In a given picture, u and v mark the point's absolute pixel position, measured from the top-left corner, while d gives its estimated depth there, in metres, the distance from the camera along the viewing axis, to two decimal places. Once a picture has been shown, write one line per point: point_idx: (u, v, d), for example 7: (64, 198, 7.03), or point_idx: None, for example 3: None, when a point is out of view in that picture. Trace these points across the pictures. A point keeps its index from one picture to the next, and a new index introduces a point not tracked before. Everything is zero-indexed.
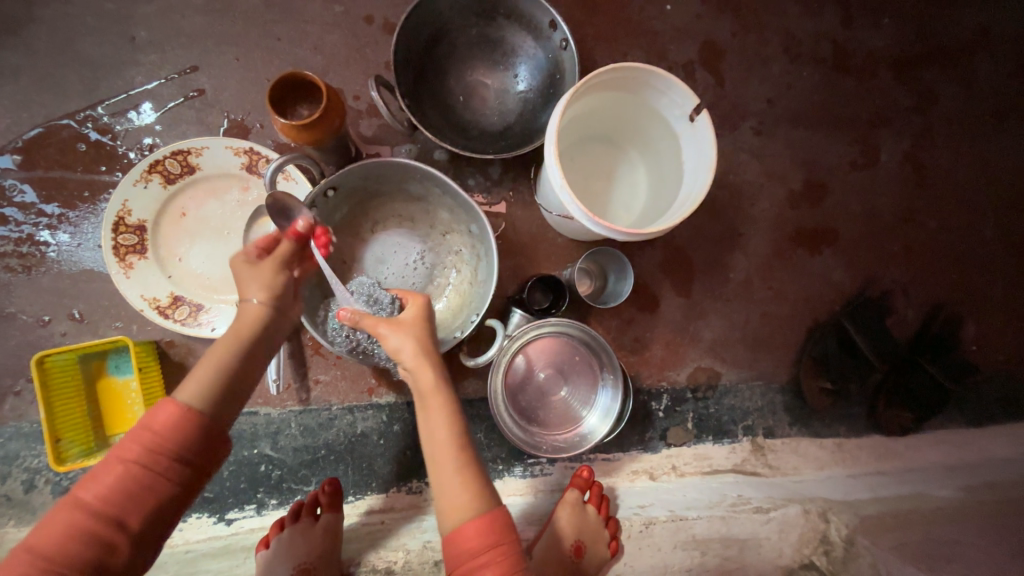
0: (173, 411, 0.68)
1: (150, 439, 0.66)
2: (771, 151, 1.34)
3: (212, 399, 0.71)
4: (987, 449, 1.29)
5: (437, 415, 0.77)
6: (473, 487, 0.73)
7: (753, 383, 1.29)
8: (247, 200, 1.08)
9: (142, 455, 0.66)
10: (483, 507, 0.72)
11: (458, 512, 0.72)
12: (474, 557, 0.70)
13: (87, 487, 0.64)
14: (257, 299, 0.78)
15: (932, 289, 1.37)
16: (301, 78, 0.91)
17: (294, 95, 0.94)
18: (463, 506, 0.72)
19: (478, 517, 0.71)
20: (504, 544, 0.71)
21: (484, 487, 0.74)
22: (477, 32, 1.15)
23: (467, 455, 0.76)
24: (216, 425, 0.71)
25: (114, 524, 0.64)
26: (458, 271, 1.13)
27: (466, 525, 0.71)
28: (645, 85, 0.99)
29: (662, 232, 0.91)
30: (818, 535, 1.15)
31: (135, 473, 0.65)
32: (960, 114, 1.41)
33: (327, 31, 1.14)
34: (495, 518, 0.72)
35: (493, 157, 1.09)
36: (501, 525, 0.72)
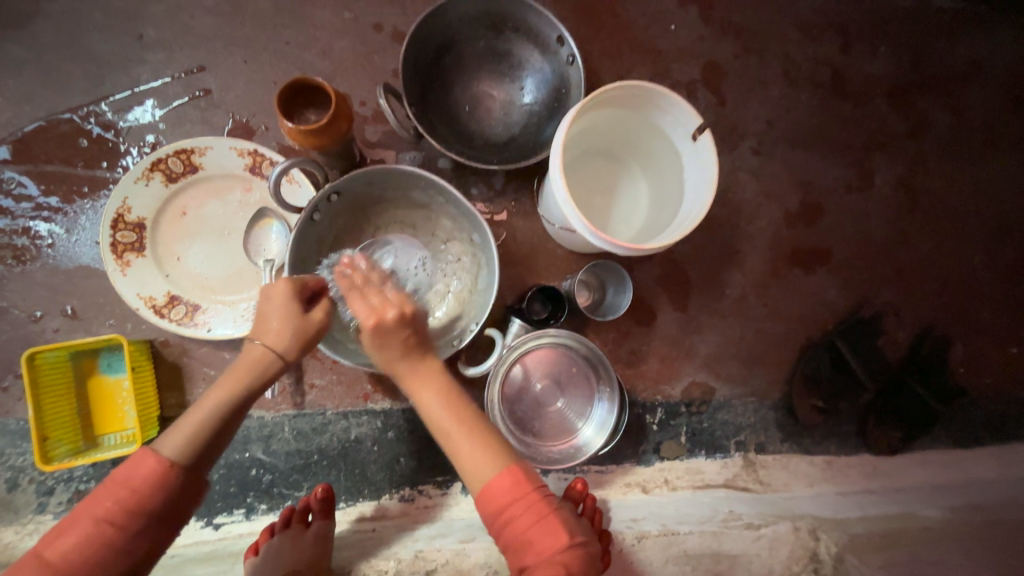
0: (155, 467, 0.69)
1: (123, 496, 0.68)
2: (768, 171, 1.37)
3: (197, 452, 0.72)
4: (973, 470, 1.31)
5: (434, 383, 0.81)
6: (485, 445, 0.76)
7: (747, 399, 1.31)
8: (249, 201, 1.08)
9: (113, 513, 0.67)
10: (501, 460, 0.75)
11: (479, 468, 0.74)
12: (508, 508, 0.71)
13: (54, 542, 0.66)
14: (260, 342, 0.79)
15: (922, 311, 1.39)
16: (310, 83, 0.92)
17: (303, 98, 0.94)
18: (480, 462, 0.75)
19: (501, 470, 0.73)
20: (530, 490, 0.73)
21: (500, 444, 0.77)
22: (484, 44, 1.17)
23: (464, 402, 0.81)
24: (192, 479, 0.72)
25: None
26: (458, 279, 1.13)
27: (492, 480, 0.73)
28: (649, 103, 1.01)
29: (662, 248, 0.93)
30: (808, 553, 1.14)
31: (108, 531, 0.67)
32: (952, 142, 1.45)
33: (336, 37, 1.15)
34: (516, 470, 0.73)
35: (497, 167, 1.10)
36: (524, 474, 0.74)
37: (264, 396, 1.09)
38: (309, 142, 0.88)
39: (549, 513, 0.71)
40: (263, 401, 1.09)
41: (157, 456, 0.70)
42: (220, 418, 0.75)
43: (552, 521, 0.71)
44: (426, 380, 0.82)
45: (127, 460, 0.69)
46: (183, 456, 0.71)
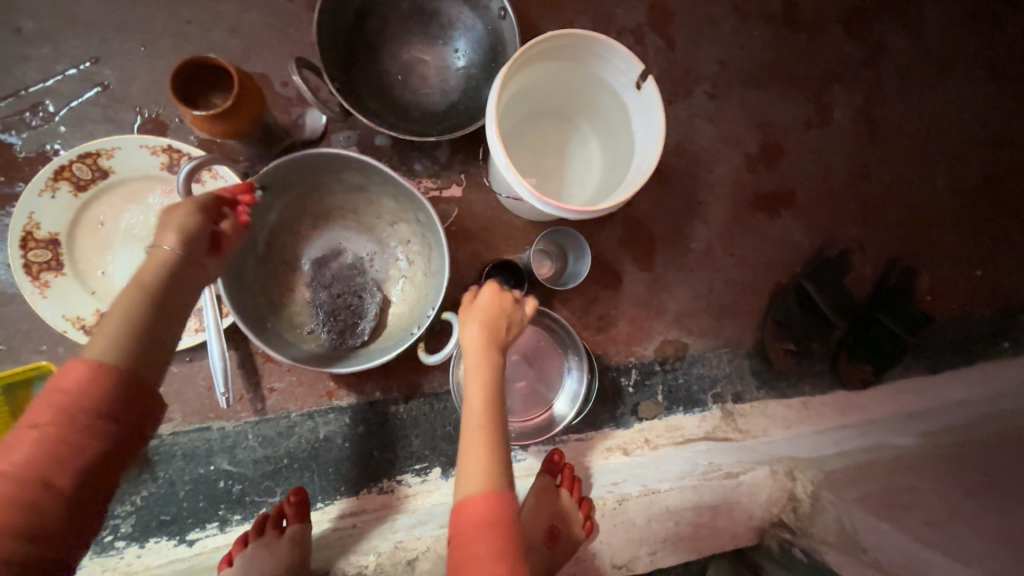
0: (85, 368, 0.59)
1: (61, 399, 0.58)
2: (725, 115, 1.31)
3: (130, 350, 0.62)
4: (943, 394, 1.33)
5: (478, 384, 0.74)
6: (490, 468, 0.68)
7: (720, 350, 1.30)
8: (171, 203, 0.99)
9: (55, 416, 0.57)
10: (496, 487, 0.67)
11: (467, 484, 0.67)
12: (473, 533, 0.64)
13: (1, 457, 0.56)
14: (167, 243, 0.69)
15: (888, 243, 1.39)
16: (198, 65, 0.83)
17: (196, 86, 0.86)
18: (474, 481, 0.67)
19: (484, 493, 0.66)
20: (505, 525, 0.65)
21: (503, 471, 0.69)
22: (409, 5, 1.07)
23: (501, 421, 0.73)
24: (140, 374, 0.62)
25: (40, 487, 0.55)
26: (409, 264, 1.08)
27: (472, 498, 0.66)
28: (589, 54, 0.94)
29: (613, 208, 0.89)
30: (785, 493, 1.15)
31: (53, 436, 0.57)
32: (910, 66, 1.41)
33: (243, 10, 1.04)
34: (501, 499, 0.66)
35: (437, 139, 1.03)
36: (507, 508, 0.66)
37: (221, 406, 1.04)
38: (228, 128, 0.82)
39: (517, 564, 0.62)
40: (221, 411, 1.05)
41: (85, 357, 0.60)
42: (151, 311, 0.65)
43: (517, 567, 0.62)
44: (473, 378, 0.75)
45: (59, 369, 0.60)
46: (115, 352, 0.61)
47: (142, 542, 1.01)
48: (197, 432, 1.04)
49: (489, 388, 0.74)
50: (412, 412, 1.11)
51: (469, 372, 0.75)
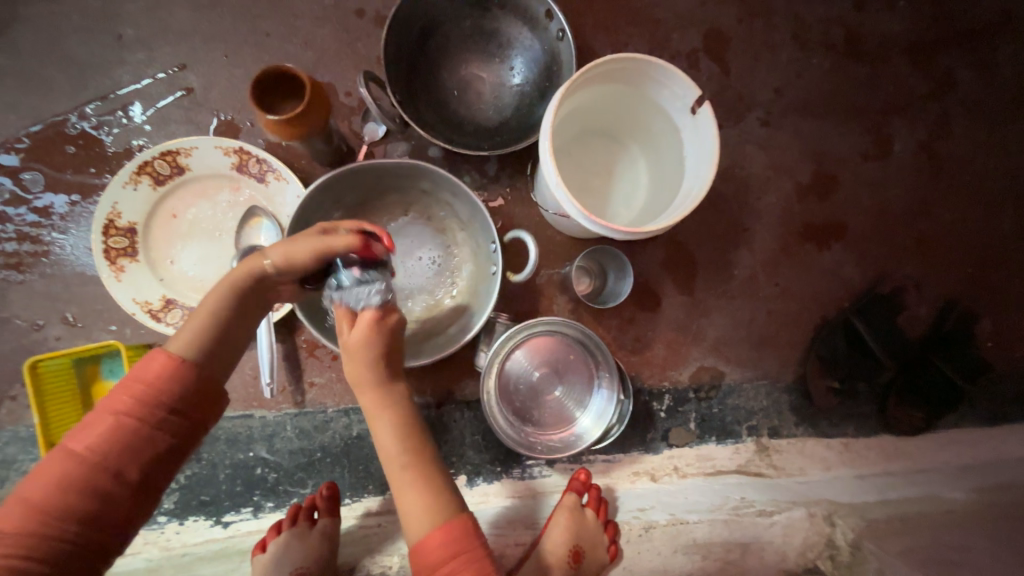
0: (167, 363, 0.72)
1: (142, 390, 0.70)
2: (778, 143, 1.29)
3: (206, 352, 0.76)
4: (1002, 449, 1.24)
5: (388, 424, 0.75)
6: (431, 499, 0.72)
7: (759, 382, 1.26)
8: (237, 201, 1.06)
9: (134, 405, 0.69)
10: (445, 514, 0.71)
11: (417, 525, 0.71)
12: (442, 566, 0.68)
13: (78, 437, 0.68)
14: (269, 260, 0.78)
15: (947, 283, 1.32)
16: (260, 83, 0.89)
17: (263, 96, 0.90)
18: (422, 519, 0.71)
19: (441, 525, 0.70)
20: (469, 550, 0.69)
21: (448, 494, 0.73)
22: (470, 24, 1.12)
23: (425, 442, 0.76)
24: (207, 374, 0.75)
25: (110, 471, 0.67)
26: (444, 231, 1.11)
27: (429, 535, 0.69)
28: (645, 77, 0.95)
29: (661, 231, 0.88)
30: (822, 539, 1.12)
31: (127, 424, 0.69)
32: (979, 101, 1.35)
33: (317, 25, 1.11)
34: (452, 526, 0.70)
35: (488, 153, 1.05)
36: (461, 530, 0.70)
37: (264, 396, 1.09)
38: (313, 120, 0.87)
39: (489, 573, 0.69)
40: (263, 401, 1.09)
41: (167, 353, 0.73)
42: (226, 321, 0.78)
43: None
44: (377, 416, 0.75)
45: (140, 360, 0.72)
46: (195, 353, 0.75)
47: (183, 520, 1.06)
48: (239, 419, 1.09)
49: (397, 423, 0.75)
50: (443, 418, 1.14)
51: (368, 411, 0.76)
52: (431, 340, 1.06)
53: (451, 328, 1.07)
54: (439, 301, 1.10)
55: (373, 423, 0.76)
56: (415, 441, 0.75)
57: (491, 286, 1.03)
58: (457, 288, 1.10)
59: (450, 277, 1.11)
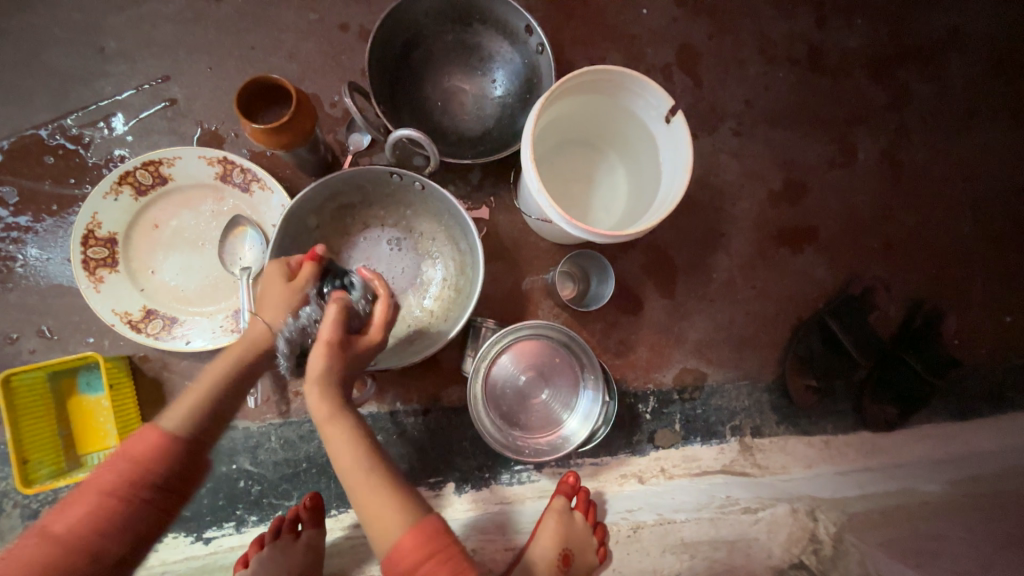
0: (159, 441, 0.69)
1: (130, 468, 0.67)
2: (750, 151, 1.35)
3: (198, 426, 0.73)
4: (973, 442, 1.28)
5: (341, 436, 0.76)
6: (400, 503, 0.72)
7: (740, 382, 1.29)
8: (221, 210, 1.06)
9: (122, 484, 0.66)
10: (412, 517, 0.71)
11: (388, 532, 0.70)
12: (416, 570, 0.68)
13: (59, 518, 0.64)
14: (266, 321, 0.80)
15: (913, 284, 1.38)
16: (261, 84, 0.90)
17: (262, 98, 0.92)
18: (392, 526, 0.71)
19: (409, 530, 0.70)
20: (441, 546, 0.70)
21: (411, 500, 0.74)
22: (453, 38, 1.15)
23: (378, 460, 0.76)
24: (197, 449, 0.72)
25: (88, 553, 0.63)
26: (367, 227, 1.12)
27: (402, 540, 0.69)
28: (620, 88, 1.00)
29: (640, 233, 0.91)
30: (806, 534, 1.15)
31: (111, 503, 0.65)
32: (935, 111, 1.43)
33: (302, 38, 1.13)
34: (423, 526, 0.70)
35: (471, 161, 1.09)
36: (432, 531, 0.71)
37: (248, 406, 1.07)
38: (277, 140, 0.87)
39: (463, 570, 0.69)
40: (247, 411, 1.08)
41: (162, 430, 0.70)
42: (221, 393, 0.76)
43: None
44: (335, 436, 0.76)
45: (132, 433, 0.69)
46: (187, 428, 0.72)
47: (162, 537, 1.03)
48: None
49: (348, 435, 0.76)
50: (432, 424, 1.14)
51: (327, 434, 0.76)
52: (467, 268, 1.09)
53: (459, 244, 1.10)
54: (436, 253, 1.13)
55: (328, 437, 0.76)
56: (369, 447, 0.77)
57: (432, 194, 1.05)
58: (424, 230, 1.13)
59: (413, 235, 1.13)
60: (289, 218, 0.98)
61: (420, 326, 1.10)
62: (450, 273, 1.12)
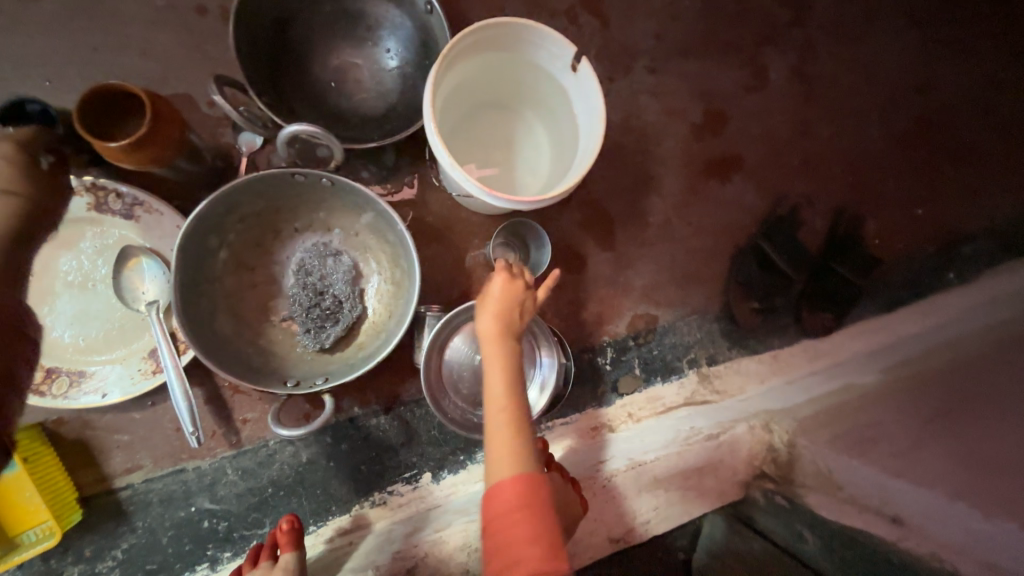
0: None
1: None
2: (667, 87, 1.33)
3: None
4: (900, 329, 1.40)
5: (494, 363, 0.76)
6: (518, 452, 0.73)
7: (690, 318, 1.33)
8: (106, 244, 0.94)
9: None
10: (526, 469, 0.72)
11: (498, 470, 0.72)
12: (510, 512, 0.70)
13: None
14: None
15: (835, 193, 1.44)
16: (116, 91, 0.78)
17: (120, 104, 0.81)
18: (505, 466, 0.72)
19: (517, 478, 0.71)
20: (537, 504, 0.71)
21: (529, 452, 0.74)
22: (332, 8, 1.03)
23: (519, 408, 0.75)
24: None
25: None
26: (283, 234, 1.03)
27: (505, 484, 0.71)
28: (520, 42, 0.95)
29: (564, 194, 0.90)
30: (763, 445, 1.24)
31: None
32: (836, 20, 1.45)
33: (155, 31, 0.98)
34: (526, 478, 0.72)
35: (379, 144, 1.01)
36: (531, 489, 0.71)
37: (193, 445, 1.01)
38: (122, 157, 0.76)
39: (550, 539, 0.68)
40: (194, 451, 1.01)
41: None
42: None
43: (552, 548, 0.68)
44: (491, 365, 0.76)
45: None
46: None
47: None
48: (170, 476, 1.01)
49: (506, 361, 0.76)
50: (396, 423, 1.11)
51: (486, 360, 0.77)
52: (401, 259, 1.03)
53: (386, 235, 1.03)
54: (365, 250, 1.07)
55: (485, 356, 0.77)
56: (519, 393, 0.76)
57: (343, 188, 0.98)
58: (346, 228, 1.06)
59: (336, 236, 1.06)
60: (184, 243, 0.88)
61: (363, 328, 1.05)
62: (383, 267, 1.06)
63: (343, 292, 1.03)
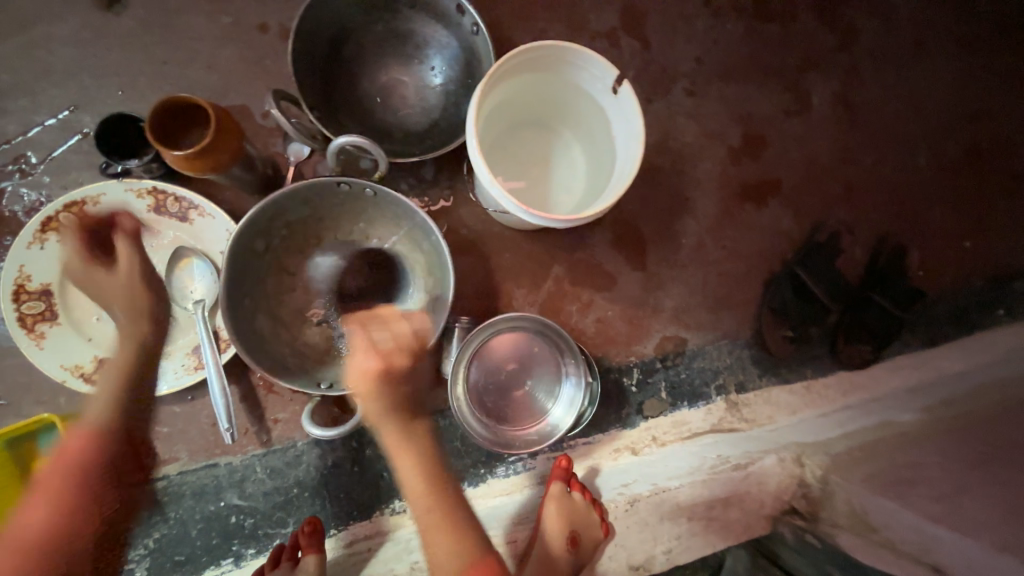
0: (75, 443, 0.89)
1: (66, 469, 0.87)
2: (705, 110, 1.32)
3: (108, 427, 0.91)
4: (941, 366, 1.33)
5: (405, 461, 0.88)
6: (457, 537, 0.88)
7: (720, 343, 1.31)
8: (161, 244, 1.00)
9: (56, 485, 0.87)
10: (466, 556, 0.87)
11: (444, 557, 0.88)
12: None
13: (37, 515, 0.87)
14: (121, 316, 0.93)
15: (876, 222, 1.40)
16: (187, 104, 0.84)
17: (188, 115, 0.86)
18: (450, 553, 0.87)
19: (467, 566, 0.86)
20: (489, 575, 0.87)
21: (469, 534, 0.88)
22: (383, 28, 1.08)
23: (444, 487, 0.90)
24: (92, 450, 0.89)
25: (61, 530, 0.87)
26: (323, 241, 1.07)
27: (464, 570, 0.86)
28: (564, 63, 0.97)
29: (600, 214, 0.90)
30: (794, 479, 1.20)
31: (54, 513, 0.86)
32: (883, 46, 1.42)
33: (219, 46, 1.05)
34: (479, 565, 0.86)
35: (420, 158, 1.04)
36: (484, 568, 0.86)
37: (226, 442, 1.04)
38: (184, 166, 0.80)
39: None
40: (227, 447, 1.05)
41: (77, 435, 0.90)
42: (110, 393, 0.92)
43: None
44: (404, 463, 0.88)
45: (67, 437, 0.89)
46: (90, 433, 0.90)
47: None
48: (203, 470, 1.04)
49: (417, 459, 0.89)
50: None
51: (396, 458, 0.89)
52: (435, 269, 1.05)
53: (423, 246, 1.06)
54: (400, 259, 1.09)
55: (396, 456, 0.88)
56: (437, 483, 0.90)
57: (384, 199, 1.01)
58: (383, 237, 1.08)
59: (374, 244, 1.09)
60: (234, 246, 0.93)
61: None
62: (417, 277, 1.08)
63: (378, 302, 1.06)
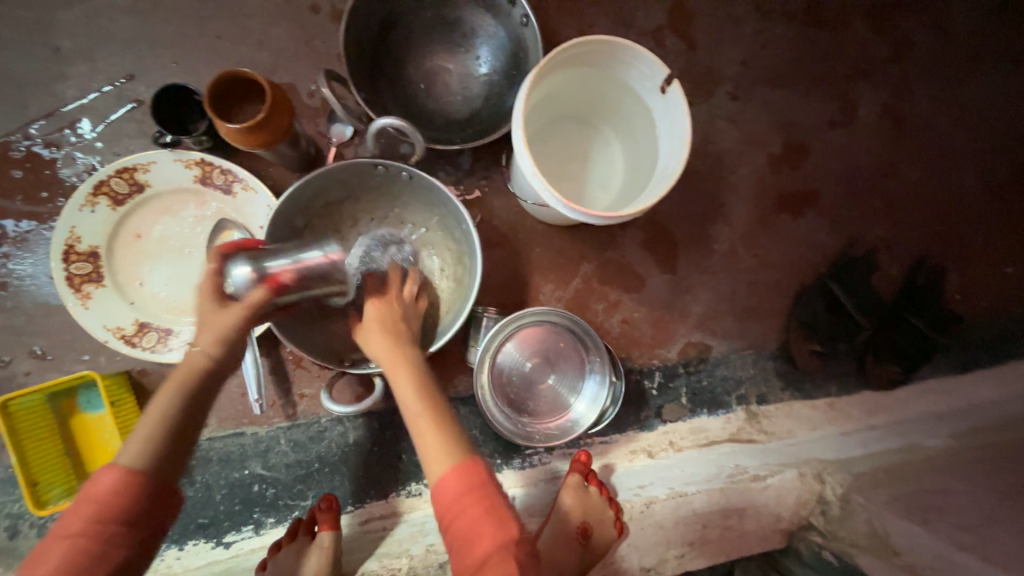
0: (115, 475, 0.66)
1: (94, 510, 0.64)
2: (748, 116, 1.30)
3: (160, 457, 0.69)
4: (973, 393, 1.29)
5: (403, 379, 0.79)
6: (445, 443, 0.72)
7: (745, 352, 1.29)
8: (204, 215, 1.02)
9: (82, 524, 0.64)
10: (457, 456, 0.71)
11: (435, 464, 0.71)
12: (456, 503, 0.67)
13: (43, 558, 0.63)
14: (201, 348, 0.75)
15: (916, 241, 1.36)
16: (245, 79, 0.86)
17: (243, 91, 0.88)
18: (440, 457, 0.71)
19: (454, 464, 0.70)
20: (481, 484, 0.69)
21: (459, 440, 0.73)
22: (432, 14, 1.08)
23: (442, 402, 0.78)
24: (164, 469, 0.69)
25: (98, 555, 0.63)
26: (358, 223, 1.08)
27: (444, 474, 0.69)
28: (613, 59, 0.95)
29: (640, 212, 0.89)
30: (813, 496, 1.17)
31: (79, 543, 0.63)
32: (937, 60, 1.38)
33: (271, 24, 1.06)
34: (468, 463, 0.70)
35: (461, 146, 1.05)
36: (475, 469, 0.70)
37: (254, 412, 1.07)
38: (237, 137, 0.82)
39: (501, 514, 0.67)
40: (254, 417, 1.08)
41: (118, 465, 0.67)
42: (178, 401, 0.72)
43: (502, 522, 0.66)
44: (401, 383, 0.79)
45: (94, 475, 0.67)
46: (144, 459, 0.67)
47: (182, 544, 1.04)
48: (230, 437, 1.07)
49: (410, 374, 0.80)
50: None
51: (393, 380, 0.80)
52: (466, 258, 1.06)
53: (456, 234, 1.07)
54: (432, 246, 1.10)
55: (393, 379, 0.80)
56: (432, 399, 0.78)
57: (422, 185, 1.02)
58: (417, 223, 1.09)
59: (406, 230, 1.09)
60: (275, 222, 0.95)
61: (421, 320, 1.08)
62: (447, 264, 1.09)
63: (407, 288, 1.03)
